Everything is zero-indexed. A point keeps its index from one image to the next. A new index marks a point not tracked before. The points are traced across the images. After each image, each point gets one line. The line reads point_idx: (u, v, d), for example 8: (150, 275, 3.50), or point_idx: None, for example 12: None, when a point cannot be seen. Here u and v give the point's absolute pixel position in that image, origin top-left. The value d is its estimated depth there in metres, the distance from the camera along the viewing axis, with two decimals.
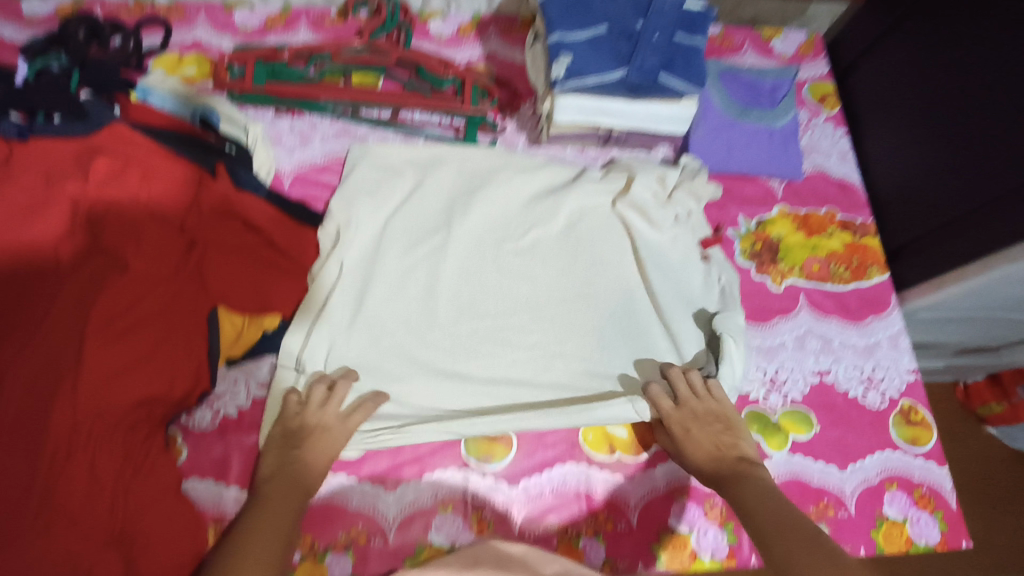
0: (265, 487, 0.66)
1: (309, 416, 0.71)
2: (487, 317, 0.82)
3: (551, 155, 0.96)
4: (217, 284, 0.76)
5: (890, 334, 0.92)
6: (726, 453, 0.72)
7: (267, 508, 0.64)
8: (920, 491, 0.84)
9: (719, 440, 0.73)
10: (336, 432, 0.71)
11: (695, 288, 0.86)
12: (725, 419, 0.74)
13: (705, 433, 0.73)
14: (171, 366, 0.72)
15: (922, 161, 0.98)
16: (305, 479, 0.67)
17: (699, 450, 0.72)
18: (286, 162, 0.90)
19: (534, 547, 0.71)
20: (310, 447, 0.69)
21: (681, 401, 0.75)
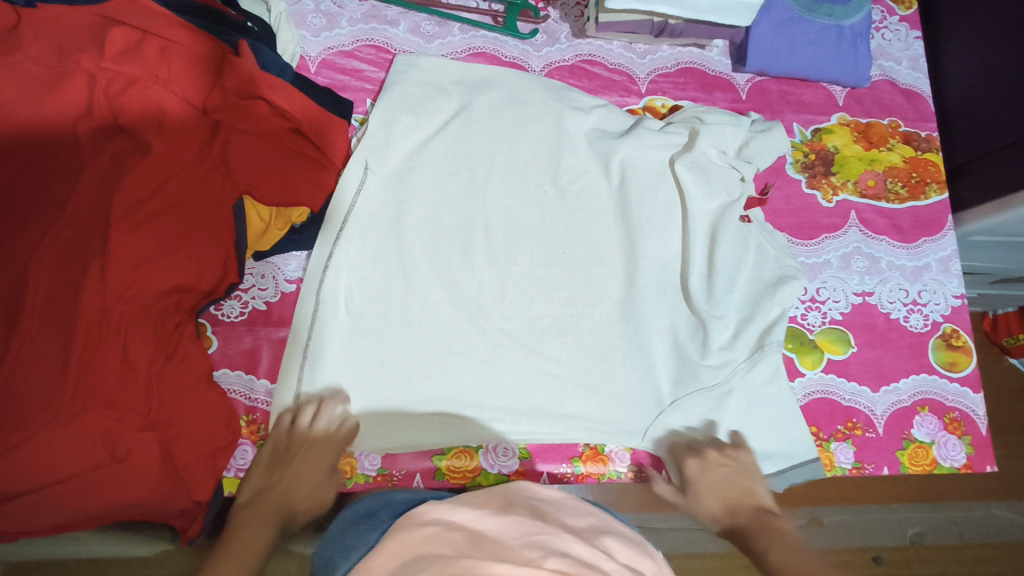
0: (244, 511, 0.62)
1: (298, 436, 0.69)
2: (520, 226, 0.80)
3: (596, 49, 0.89)
4: (244, 173, 0.72)
5: (941, 257, 0.88)
6: (746, 510, 0.69)
7: (242, 534, 0.59)
8: (951, 415, 0.83)
9: (739, 495, 0.71)
10: (321, 456, 0.68)
11: (738, 231, 0.82)
12: (748, 477, 0.72)
13: (724, 486, 0.71)
14: (199, 255, 0.70)
15: (1001, 71, 0.89)
16: (283, 506, 0.64)
17: (713, 498, 0.70)
18: (311, 46, 0.84)
19: (571, 497, 0.52)
20: (297, 467, 0.67)
21: (703, 453, 0.74)
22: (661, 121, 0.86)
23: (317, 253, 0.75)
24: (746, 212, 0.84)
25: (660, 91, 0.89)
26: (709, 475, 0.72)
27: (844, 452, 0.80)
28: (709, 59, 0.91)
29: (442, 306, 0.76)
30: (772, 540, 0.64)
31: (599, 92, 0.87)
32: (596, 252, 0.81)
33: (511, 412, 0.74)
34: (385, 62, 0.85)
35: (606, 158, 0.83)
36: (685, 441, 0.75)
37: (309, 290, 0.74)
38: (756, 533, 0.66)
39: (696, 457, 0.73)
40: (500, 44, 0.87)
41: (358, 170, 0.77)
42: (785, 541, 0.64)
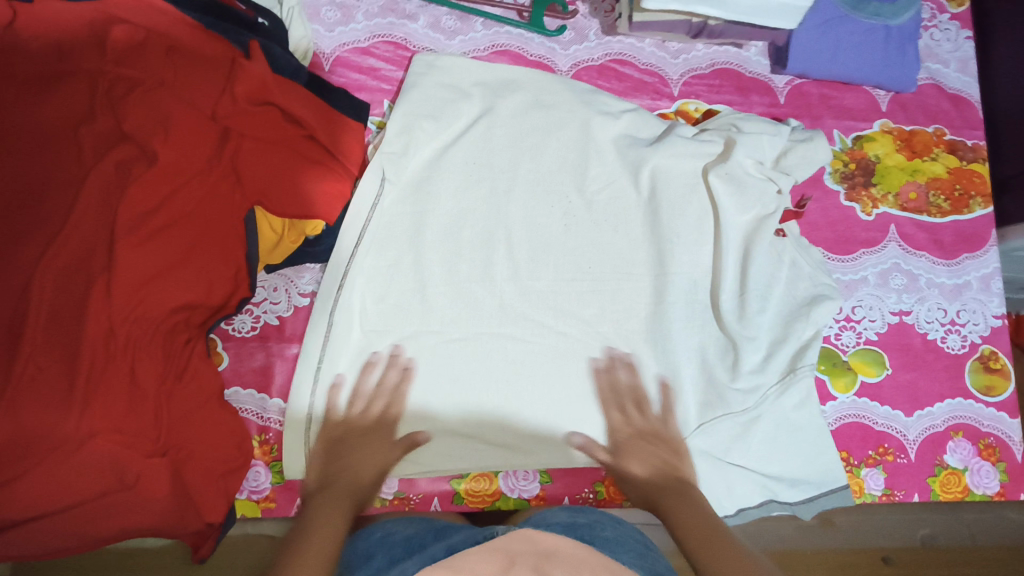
0: (316, 496, 0.60)
1: (355, 415, 0.68)
2: (545, 239, 0.77)
3: (626, 48, 0.84)
4: (255, 182, 0.68)
5: (982, 275, 0.84)
6: (664, 473, 0.66)
7: (316, 526, 0.56)
8: (986, 441, 0.80)
9: (659, 458, 0.68)
10: (381, 435, 0.67)
11: (769, 249, 0.78)
12: (669, 440, 0.70)
13: (644, 449, 0.69)
14: (210, 270, 0.67)
15: None
16: (353, 487, 0.62)
17: (640, 466, 0.67)
18: (325, 42, 0.79)
19: (573, 542, 0.51)
20: (357, 447, 0.65)
21: (626, 413, 0.72)
22: (695, 126, 0.81)
23: (331, 272, 0.72)
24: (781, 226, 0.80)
25: (693, 94, 0.84)
26: (628, 435, 0.70)
27: (874, 478, 0.77)
28: (746, 59, 0.86)
29: (462, 323, 0.73)
30: (681, 506, 0.62)
31: (629, 94, 0.82)
32: (623, 266, 0.78)
33: (532, 433, 0.72)
34: (404, 60, 0.80)
35: (636, 167, 0.79)
36: (608, 399, 0.73)
37: (321, 307, 0.71)
38: (667, 497, 0.63)
39: (619, 413, 0.72)
40: (526, 41, 0.82)
41: (375, 182, 0.74)
42: (700, 506, 0.62)
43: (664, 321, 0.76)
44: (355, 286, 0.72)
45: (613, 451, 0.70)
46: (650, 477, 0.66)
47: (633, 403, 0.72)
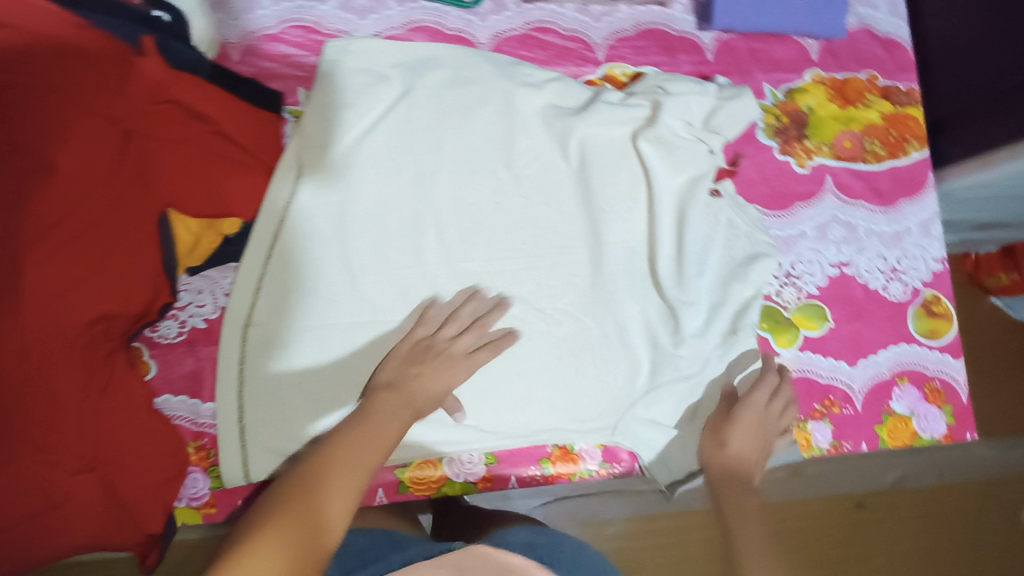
0: (379, 398, 0.65)
1: (440, 340, 0.69)
2: (477, 220, 0.75)
3: (547, 15, 0.81)
4: (165, 184, 0.66)
5: (921, 220, 0.84)
6: (750, 464, 0.71)
7: (363, 437, 0.61)
8: (932, 385, 0.80)
9: (757, 447, 0.71)
10: (461, 367, 0.68)
11: (703, 212, 0.78)
12: (772, 439, 0.73)
13: (752, 432, 0.72)
14: (127, 279, 0.64)
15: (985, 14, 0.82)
16: (416, 403, 0.66)
17: (739, 442, 0.71)
18: (230, 31, 0.76)
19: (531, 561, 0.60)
20: (433, 366, 0.68)
21: (767, 402, 0.73)
22: (622, 91, 0.80)
23: (243, 271, 0.71)
24: (716, 185, 0.79)
25: (619, 58, 0.82)
26: (749, 415, 0.72)
27: (821, 431, 0.78)
28: (672, 18, 0.84)
29: (398, 310, 0.73)
30: (744, 501, 0.68)
31: (553, 63, 0.80)
32: (557, 240, 0.76)
33: (475, 415, 0.72)
34: (316, 44, 0.77)
35: (564, 138, 0.77)
36: (767, 378, 0.74)
37: (242, 308, 0.71)
38: (732, 484, 0.69)
39: (760, 392, 0.73)
40: (442, 15, 0.80)
41: (291, 175, 0.72)
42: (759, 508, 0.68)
43: (603, 292, 0.76)
44: (280, 282, 0.71)
45: (730, 411, 0.73)
46: (738, 458, 0.71)
47: (770, 395, 0.74)
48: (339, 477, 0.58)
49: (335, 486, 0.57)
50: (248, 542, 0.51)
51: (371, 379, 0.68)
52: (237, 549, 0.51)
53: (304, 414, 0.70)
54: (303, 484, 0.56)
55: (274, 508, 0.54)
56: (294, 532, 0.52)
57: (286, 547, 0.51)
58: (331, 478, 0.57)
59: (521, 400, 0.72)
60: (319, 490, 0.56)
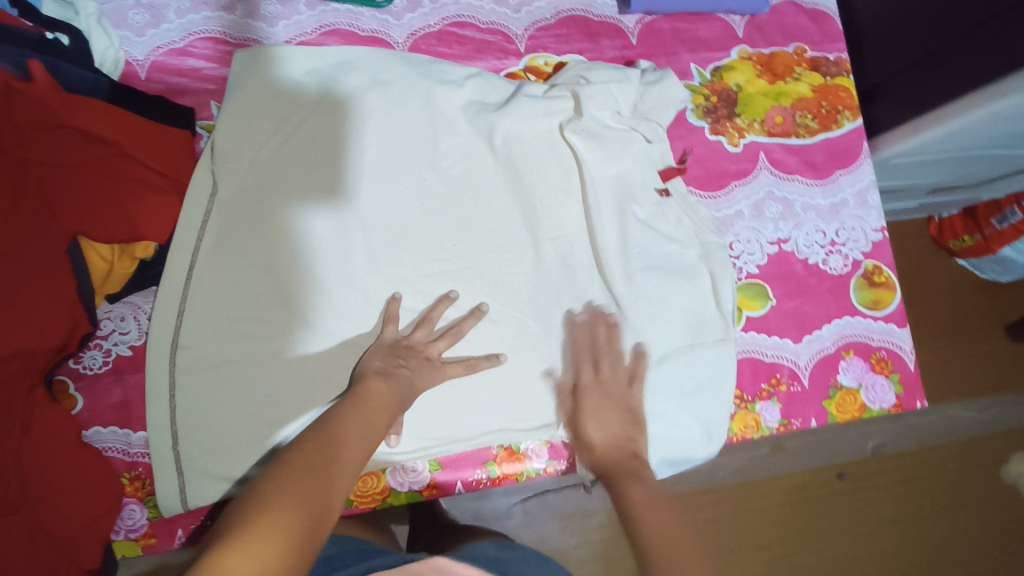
0: (372, 384, 0.62)
1: (417, 342, 0.69)
2: (406, 224, 0.74)
3: (463, 9, 0.79)
4: (70, 211, 0.63)
5: (858, 190, 0.83)
6: (621, 446, 0.66)
7: (359, 421, 0.57)
8: (878, 355, 0.80)
9: (621, 427, 0.67)
10: (441, 364, 0.68)
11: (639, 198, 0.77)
12: (630, 407, 0.69)
13: (605, 412, 0.68)
14: (39, 311, 0.62)
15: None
16: (405, 394, 0.64)
17: (597, 431, 0.67)
18: (136, 48, 0.73)
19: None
20: (416, 364, 0.66)
21: (600, 375, 0.70)
22: (545, 83, 0.78)
23: (162, 296, 0.69)
24: (665, 185, 0.78)
25: (541, 48, 0.80)
26: (596, 396, 0.69)
27: (769, 410, 0.77)
28: (593, 3, 0.82)
29: (330, 322, 0.71)
30: (632, 486, 0.62)
31: (473, 58, 0.79)
32: (490, 238, 0.75)
33: (415, 423, 0.70)
34: (227, 55, 0.75)
35: (488, 134, 0.75)
36: (606, 352, 0.71)
37: (165, 333, 0.69)
38: (619, 473, 0.64)
39: (603, 376, 0.70)
40: (356, 17, 0.78)
41: (205, 194, 0.70)
42: (649, 486, 0.62)
43: (540, 288, 0.75)
44: (204, 304, 0.69)
45: (577, 400, 0.69)
46: (605, 443, 0.66)
47: (620, 372, 0.70)
48: (341, 456, 0.53)
49: (341, 463, 0.53)
50: (255, 515, 0.45)
51: (359, 367, 0.65)
52: (237, 527, 0.44)
53: (239, 436, 0.68)
54: (299, 460, 0.51)
55: (271, 484, 0.48)
56: (299, 507, 0.47)
57: (292, 522, 0.45)
58: (335, 456, 0.53)
59: (461, 404, 0.71)
60: (327, 466, 0.51)
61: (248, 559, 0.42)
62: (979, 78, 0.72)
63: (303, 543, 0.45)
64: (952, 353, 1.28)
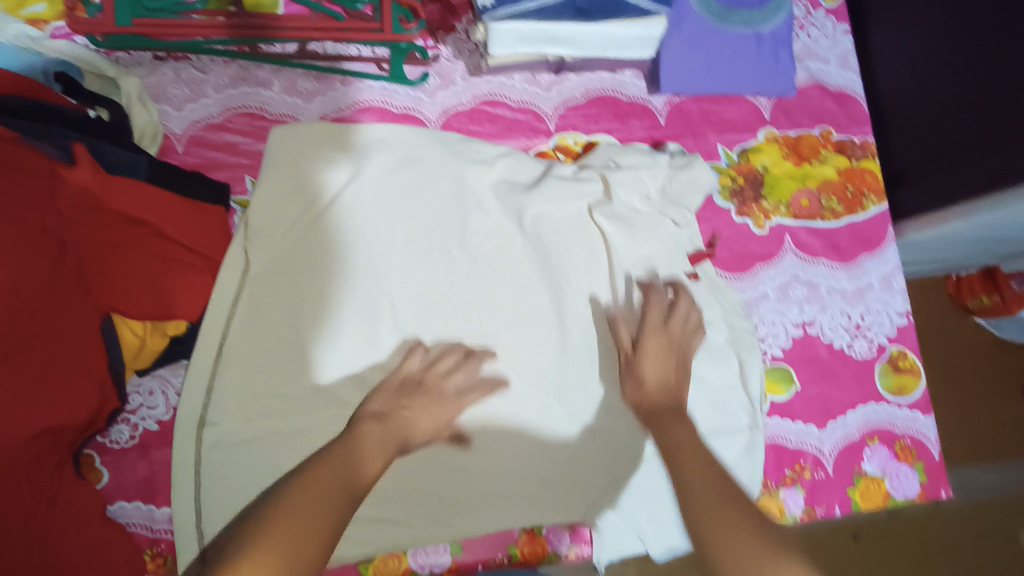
0: (366, 427, 0.62)
1: (428, 380, 0.68)
2: (433, 301, 0.74)
3: (495, 88, 0.81)
4: (105, 291, 0.63)
5: (883, 274, 0.83)
6: (671, 389, 0.69)
7: (350, 460, 0.58)
8: (902, 443, 0.79)
9: (675, 373, 0.70)
10: (452, 402, 0.68)
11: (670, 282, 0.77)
12: (683, 355, 0.71)
13: (663, 355, 0.70)
14: (71, 387, 0.62)
15: (927, 71, 0.82)
16: (403, 437, 0.63)
17: (653, 371, 0.69)
18: (174, 122, 0.75)
19: None
20: (421, 402, 0.66)
21: (669, 321, 0.72)
22: (574, 163, 0.79)
23: (192, 373, 0.69)
24: (694, 269, 0.78)
25: (571, 127, 0.81)
26: (656, 341, 0.70)
27: (794, 498, 0.76)
28: (622, 83, 0.83)
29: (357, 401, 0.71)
30: (673, 429, 0.65)
31: (503, 136, 0.80)
32: (517, 315, 0.75)
33: (438, 503, 0.70)
34: (262, 131, 0.76)
35: (518, 214, 0.76)
36: (679, 309, 0.72)
37: (192, 410, 0.69)
38: (665, 414, 0.67)
39: (654, 323, 0.71)
40: (389, 94, 0.79)
41: (234, 273, 0.70)
42: (691, 431, 0.66)
43: (568, 367, 0.75)
44: (234, 382, 0.69)
45: (637, 341, 0.70)
46: (658, 386, 0.68)
47: (687, 328, 0.72)
48: (327, 496, 0.55)
49: (326, 506, 0.54)
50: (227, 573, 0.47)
51: (363, 408, 0.64)
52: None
53: None
54: (283, 504, 0.53)
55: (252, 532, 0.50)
56: (266, 564, 0.48)
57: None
58: (318, 499, 0.54)
59: (484, 485, 0.71)
60: (307, 514, 0.52)
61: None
62: (995, 178, 0.74)
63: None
64: (977, 415, 1.25)
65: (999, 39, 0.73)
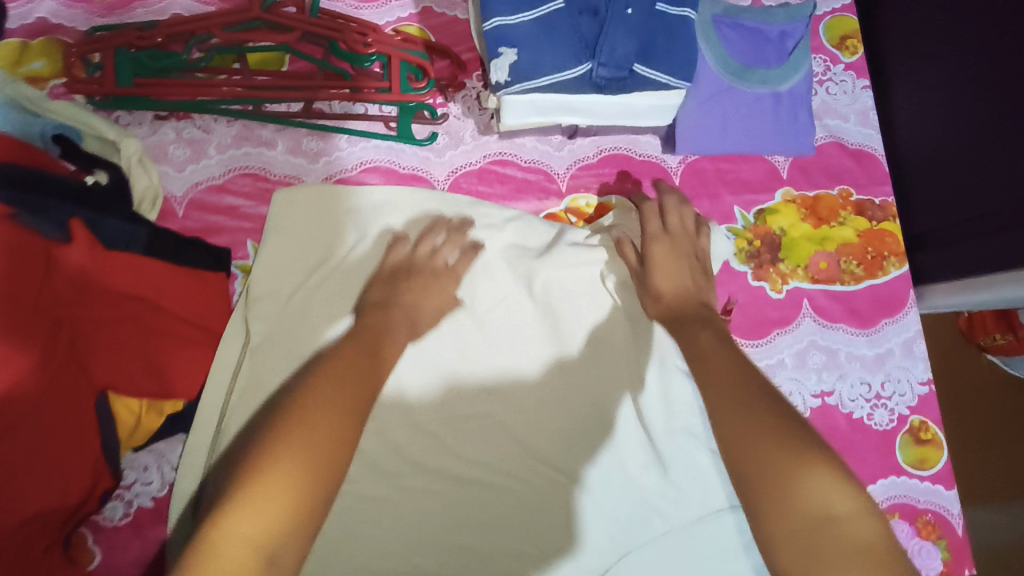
0: (371, 316, 0.64)
1: (417, 259, 0.69)
2: (442, 372, 0.72)
3: (506, 147, 0.79)
4: (103, 369, 0.60)
5: (904, 340, 0.81)
6: (686, 292, 0.70)
7: (355, 352, 0.59)
8: (924, 518, 0.77)
9: (686, 275, 0.71)
10: (450, 270, 0.69)
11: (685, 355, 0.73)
12: (692, 255, 0.72)
13: (670, 260, 0.71)
14: (62, 469, 0.58)
15: (943, 139, 0.81)
16: (411, 319, 0.66)
17: (666, 278, 0.70)
18: (174, 184, 0.74)
19: None
20: (422, 283, 0.68)
21: (668, 225, 0.73)
22: (586, 227, 0.77)
23: (190, 448, 0.67)
24: None
25: (582, 188, 0.79)
26: (662, 247, 0.71)
27: None
28: (636, 142, 0.81)
29: (358, 477, 0.68)
30: (698, 331, 0.66)
31: (514, 198, 0.78)
32: (526, 385, 0.72)
33: None
34: (265, 193, 0.74)
35: (528, 280, 0.74)
36: (672, 211, 0.74)
37: (188, 488, 0.66)
38: (690, 316, 0.68)
39: (659, 241, 0.72)
40: (396, 153, 0.77)
41: (235, 348, 0.69)
42: (716, 334, 0.66)
43: (578, 438, 0.72)
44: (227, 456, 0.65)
45: (643, 256, 0.72)
46: (673, 292, 0.70)
47: (687, 230, 0.73)
48: (336, 386, 0.55)
49: (339, 397, 0.54)
50: (256, 470, 0.47)
51: (362, 302, 0.67)
52: (238, 489, 0.46)
53: None
54: (292, 413, 0.52)
55: (264, 442, 0.50)
56: (292, 459, 0.48)
57: (285, 476, 0.47)
58: (326, 391, 0.54)
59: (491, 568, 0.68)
60: (316, 407, 0.52)
61: (248, 520, 0.44)
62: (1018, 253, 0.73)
63: (307, 490, 0.47)
64: None
65: (1014, 121, 0.73)
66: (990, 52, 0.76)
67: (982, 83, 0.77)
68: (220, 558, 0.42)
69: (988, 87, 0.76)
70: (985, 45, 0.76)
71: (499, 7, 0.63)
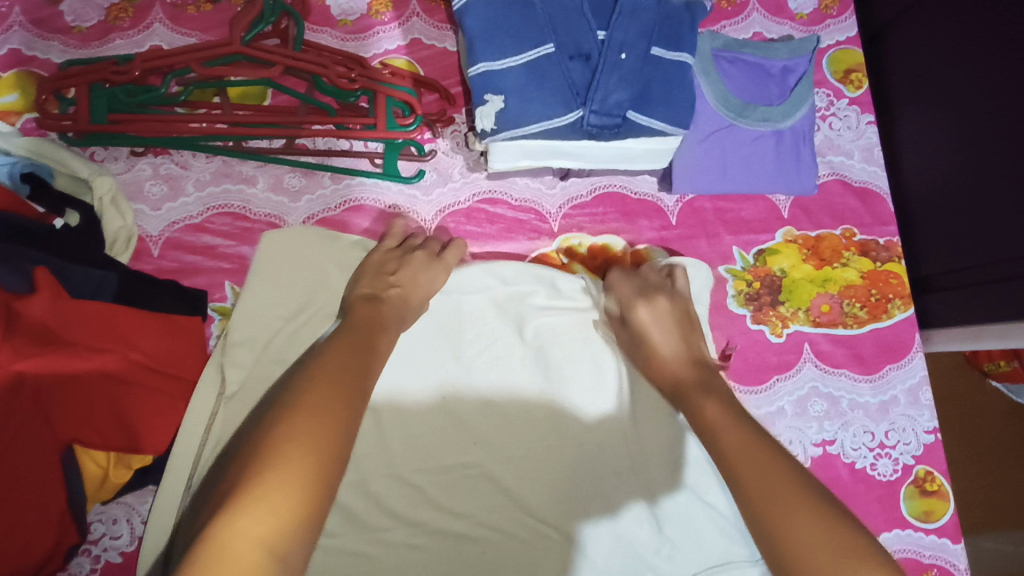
0: (356, 308, 0.62)
1: (395, 256, 0.67)
2: (428, 424, 0.68)
3: (496, 185, 0.76)
4: (67, 421, 0.57)
5: (909, 386, 0.77)
6: (685, 358, 0.65)
7: (350, 343, 0.56)
8: (929, 574, 0.73)
9: (679, 336, 0.66)
10: (434, 267, 0.68)
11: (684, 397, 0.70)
12: (675, 305, 0.68)
13: (656, 322, 0.67)
14: (23, 527, 0.55)
15: (948, 181, 0.79)
16: (398, 313, 0.63)
17: (661, 351, 0.66)
18: (150, 222, 0.71)
19: None
20: (406, 273, 0.66)
21: (643, 283, 0.70)
22: (585, 270, 0.74)
23: (162, 499, 0.64)
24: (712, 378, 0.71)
25: (575, 227, 0.76)
26: (644, 304, 0.68)
27: None
28: (631, 179, 0.78)
29: (335, 533, 0.64)
30: (703, 402, 0.60)
31: (504, 238, 0.75)
32: (517, 436, 0.69)
33: None
34: (244, 232, 0.72)
35: (518, 326, 0.71)
36: (643, 276, 0.71)
37: (157, 542, 0.63)
38: (690, 385, 0.63)
39: (647, 305, 0.67)
40: (381, 191, 0.74)
41: (210, 398, 0.65)
42: (722, 401, 0.60)
43: (570, 492, 0.68)
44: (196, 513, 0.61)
45: (631, 333, 0.67)
46: (671, 360, 0.65)
47: (661, 280, 0.70)
48: (336, 371, 0.52)
49: (344, 385, 0.51)
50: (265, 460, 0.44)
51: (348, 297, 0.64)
52: (242, 486, 0.43)
53: None
54: (296, 401, 0.48)
55: (265, 438, 0.46)
56: (304, 444, 0.45)
57: (299, 462, 0.44)
58: (331, 375, 0.51)
59: None
60: (323, 394, 0.49)
61: (261, 520, 0.41)
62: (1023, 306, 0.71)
63: (315, 486, 0.44)
64: None
65: (1015, 172, 0.71)
66: (991, 96, 0.74)
67: (986, 126, 0.74)
68: (230, 560, 0.39)
69: (989, 131, 0.74)
70: (985, 89, 0.74)
71: (485, 51, 0.62)
